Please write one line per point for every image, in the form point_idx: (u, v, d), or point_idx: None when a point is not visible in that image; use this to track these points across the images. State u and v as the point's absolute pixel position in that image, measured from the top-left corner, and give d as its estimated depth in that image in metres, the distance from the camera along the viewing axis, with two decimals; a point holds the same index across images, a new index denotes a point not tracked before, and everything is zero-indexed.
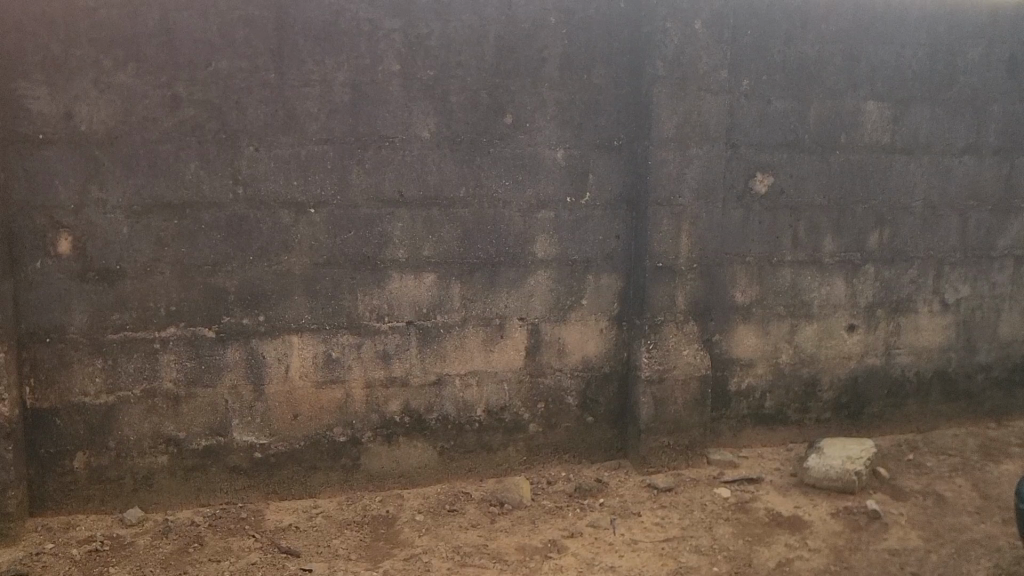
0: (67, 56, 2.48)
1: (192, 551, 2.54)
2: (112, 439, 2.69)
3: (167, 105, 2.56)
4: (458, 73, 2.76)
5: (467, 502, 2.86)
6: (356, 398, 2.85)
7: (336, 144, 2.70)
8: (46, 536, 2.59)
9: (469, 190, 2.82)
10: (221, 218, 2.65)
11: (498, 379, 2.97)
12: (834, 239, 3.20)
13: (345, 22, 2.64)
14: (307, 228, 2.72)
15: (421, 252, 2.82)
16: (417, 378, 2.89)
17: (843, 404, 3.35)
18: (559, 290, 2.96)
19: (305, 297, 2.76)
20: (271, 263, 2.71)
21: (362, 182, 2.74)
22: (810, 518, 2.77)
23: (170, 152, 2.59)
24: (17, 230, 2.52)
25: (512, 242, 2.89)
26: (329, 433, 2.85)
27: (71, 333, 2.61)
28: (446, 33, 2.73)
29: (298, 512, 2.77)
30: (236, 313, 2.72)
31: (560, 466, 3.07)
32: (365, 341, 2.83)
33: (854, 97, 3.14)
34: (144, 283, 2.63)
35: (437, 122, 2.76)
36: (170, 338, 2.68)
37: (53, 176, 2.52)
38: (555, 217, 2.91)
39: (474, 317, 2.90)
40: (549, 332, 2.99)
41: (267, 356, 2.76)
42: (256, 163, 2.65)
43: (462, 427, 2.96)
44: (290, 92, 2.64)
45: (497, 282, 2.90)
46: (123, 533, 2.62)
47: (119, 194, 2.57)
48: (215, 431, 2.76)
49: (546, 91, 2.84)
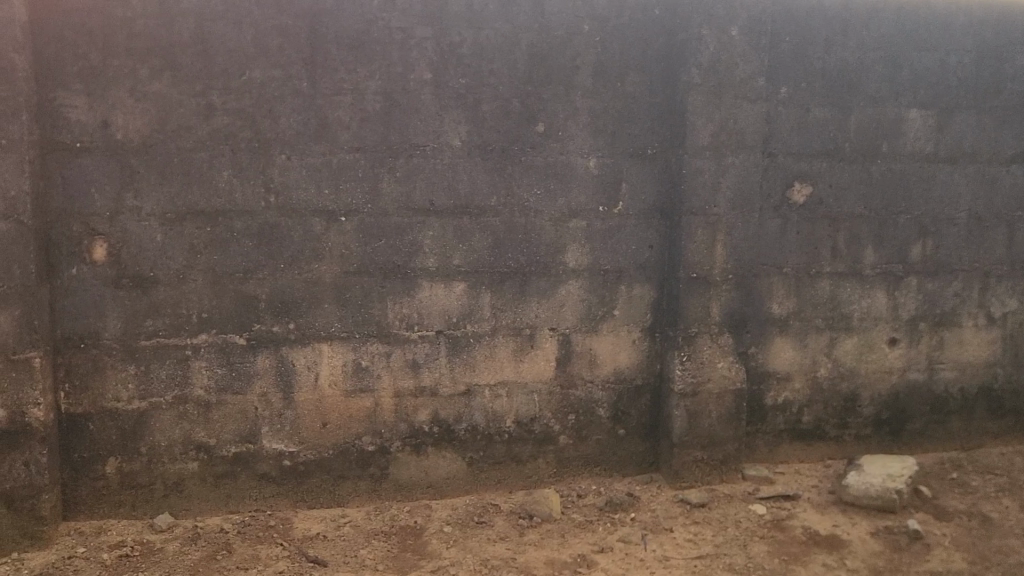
0: (104, 65, 2.51)
1: (221, 558, 2.54)
2: (144, 444, 2.71)
3: (202, 113, 2.58)
4: (490, 81, 2.74)
5: (496, 513, 2.83)
6: (386, 406, 2.84)
7: (367, 152, 2.70)
8: (78, 540, 2.61)
9: (501, 199, 2.80)
10: (253, 225, 2.66)
11: (528, 390, 2.94)
12: (875, 250, 3.12)
13: (378, 31, 2.64)
14: (338, 236, 2.72)
15: (451, 261, 2.80)
16: (446, 388, 2.87)
17: (884, 420, 3.25)
18: (591, 300, 2.93)
19: (335, 305, 2.76)
20: (302, 270, 2.71)
21: (393, 190, 2.73)
22: (849, 537, 2.69)
23: (204, 160, 2.61)
24: (54, 236, 2.56)
25: (543, 250, 2.86)
26: (357, 442, 2.84)
27: (105, 339, 2.64)
28: (479, 41, 2.71)
29: (326, 520, 2.76)
30: (266, 321, 2.72)
31: (591, 479, 3.02)
32: (394, 349, 2.82)
33: (896, 104, 3.06)
34: (177, 290, 2.65)
35: (468, 131, 2.75)
36: (202, 345, 2.69)
37: (89, 184, 2.56)
38: (587, 226, 2.88)
39: (505, 327, 2.88)
40: (580, 343, 2.95)
41: (297, 364, 2.76)
42: (288, 171, 2.66)
43: (492, 438, 2.93)
44: (322, 100, 2.65)
45: (528, 291, 2.87)
46: (153, 538, 2.63)
47: (153, 202, 2.60)
48: (245, 438, 2.76)
49: (579, 99, 2.81)
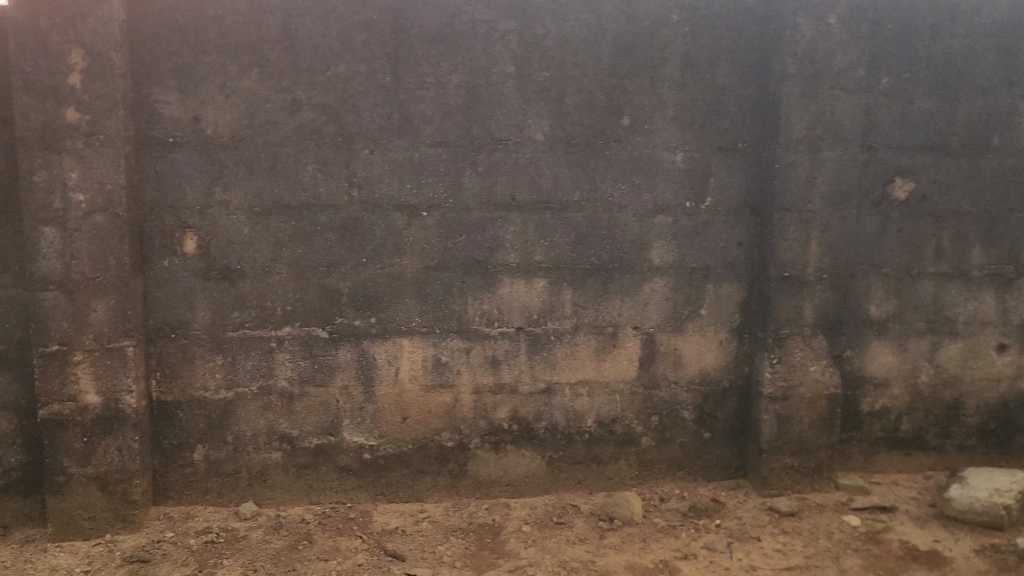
0: (196, 62, 2.57)
1: (301, 548, 2.57)
2: (230, 433, 2.76)
3: (288, 109, 2.62)
4: (575, 73, 2.69)
5: (575, 514, 2.77)
6: (465, 403, 2.82)
7: (450, 147, 2.68)
8: (167, 525, 2.68)
9: (584, 194, 2.74)
10: (336, 220, 2.68)
11: (610, 390, 2.87)
12: (983, 250, 2.92)
13: (461, 24, 2.62)
14: (419, 231, 2.71)
15: (533, 257, 2.76)
16: (526, 386, 2.83)
17: (991, 431, 3.05)
18: (676, 299, 2.84)
19: (416, 300, 2.75)
20: (384, 265, 2.72)
21: (474, 185, 2.70)
22: (951, 554, 2.53)
23: (290, 155, 2.64)
24: (148, 229, 2.63)
25: (627, 247, 2.79)
26: (436, 438, 2.82)
27: (194, 330, 2.70)
28: (564, 33, 2.66)
29: (405, 515, 2.76)
30: (348, 315, 2.74)
31: (674, 483, 2.93)
32: (474, 346, 2.79)
33: (1009, 95, 2.86)
34: (263, 282, 2.70)
35: (551, 124, 2.70)
36: (286, 337, 2.73)
37: (181, 178, 2.62)
38: (673, 223, 2.79)
39: (586, 324, 2.82)
40: (664, 343, 2.86)
41: (377, 358, 2.77)
42: (371, 166, 2.66)
43: (572, 437, 2.88)
44: (406, 94, 2.64)
45: (610, 289, 2.81)
46: (238, 526, 2.68)
47: (240, 195, 2.64)
48: (327, 430, 2.79)
49: (666, 92, 2.73)
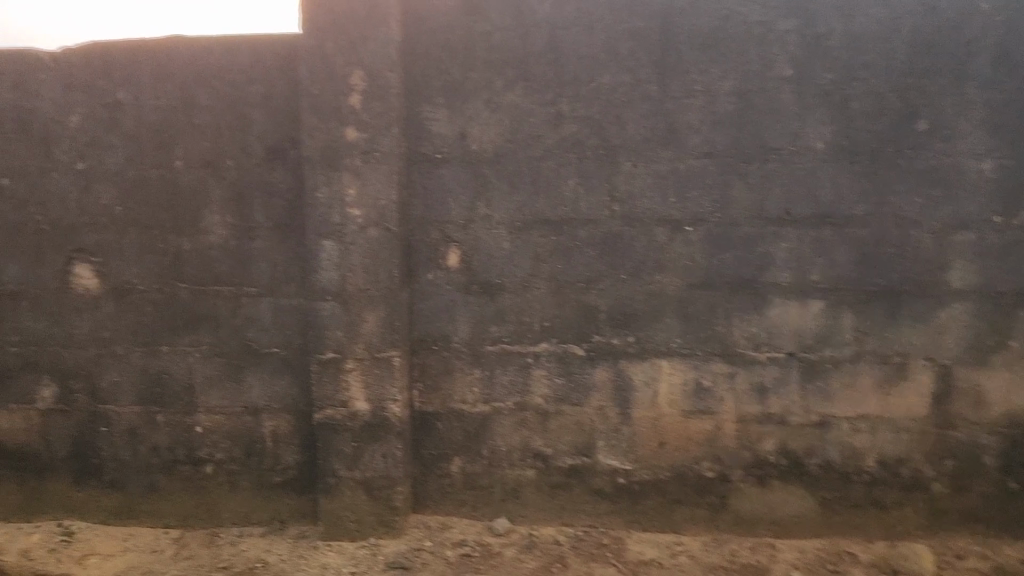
0: (464, 79, 2.60)
1: (556, 572, 2.53)
2: (485, 447, 2.77)
3: (552, 122, 2.58)
4: (863, 74, 2.42)
5: (853, 565, 2.52)
6: (727, 431, 2.63)
7: (718, 158, 2.52)
8: (426, 533, 2.75)
9: (870, 208, 2.47)
10: (596, 235, 2.60)
11: (896, 428, 2.56)
12: None
13: (735, 26, 2.45)
14: (683, 247, 2.57)
15: (808, 277, 2.53)
16: (797, 417, 2.60)
17: None
18: (979, 328, 2.49)
19: (677, 320, 2.61)
20: (644, 282, 2.60)
21: (744, 199, 2.52)
22: None
23: (552, 168, 2.60)
24: (415, 243, 2.70)
25: (920, 268, 2.48)
26: (695, 467, 2.66)
27: (454, 342, 2.73)
28: (851, 30, 2.41)
29: (662, 546, 2.64)
30: (606, 333, 2.65)
31: (971, 539, 2.59)
32: (739, 371, 2.60)
33: None
34: (522, 298, 2.68)
35: (833, 131, 2.46)
36: (542, 353, 2.69)
37: (446, 193, 2.67)
38: (977, 240, 2.45)
39: (868, 353, 2.53)
40: (964, 378, 2.52)
41: (635, 379, 2.65)
42: (634, 179, 2.56)
43: (848, 477, 2.61)
44: (672, 103, 2.52)
45: (898, 315, 2.50)
46: (492, 541, 2.69)
47: (502, 210, 2.64)
48: (581, 451, 2.71)
49: (972, 91, 2.39)
